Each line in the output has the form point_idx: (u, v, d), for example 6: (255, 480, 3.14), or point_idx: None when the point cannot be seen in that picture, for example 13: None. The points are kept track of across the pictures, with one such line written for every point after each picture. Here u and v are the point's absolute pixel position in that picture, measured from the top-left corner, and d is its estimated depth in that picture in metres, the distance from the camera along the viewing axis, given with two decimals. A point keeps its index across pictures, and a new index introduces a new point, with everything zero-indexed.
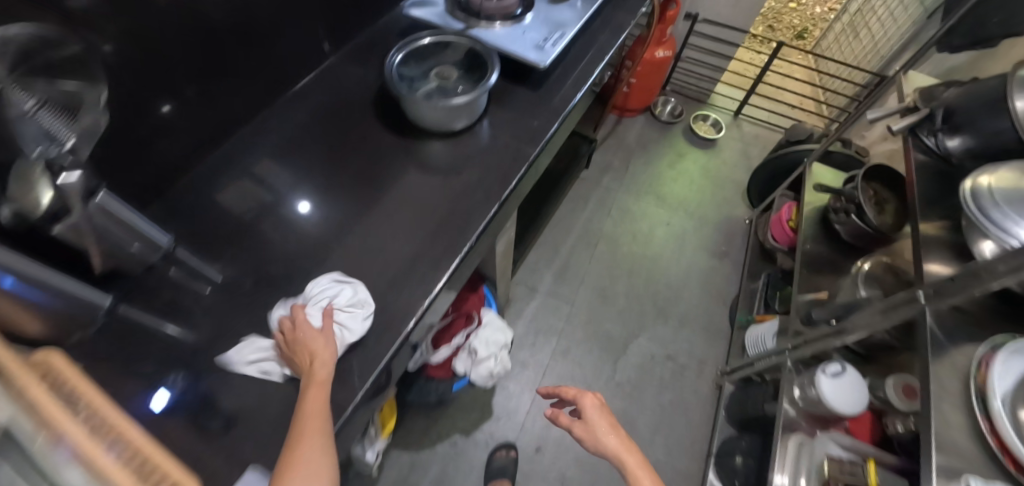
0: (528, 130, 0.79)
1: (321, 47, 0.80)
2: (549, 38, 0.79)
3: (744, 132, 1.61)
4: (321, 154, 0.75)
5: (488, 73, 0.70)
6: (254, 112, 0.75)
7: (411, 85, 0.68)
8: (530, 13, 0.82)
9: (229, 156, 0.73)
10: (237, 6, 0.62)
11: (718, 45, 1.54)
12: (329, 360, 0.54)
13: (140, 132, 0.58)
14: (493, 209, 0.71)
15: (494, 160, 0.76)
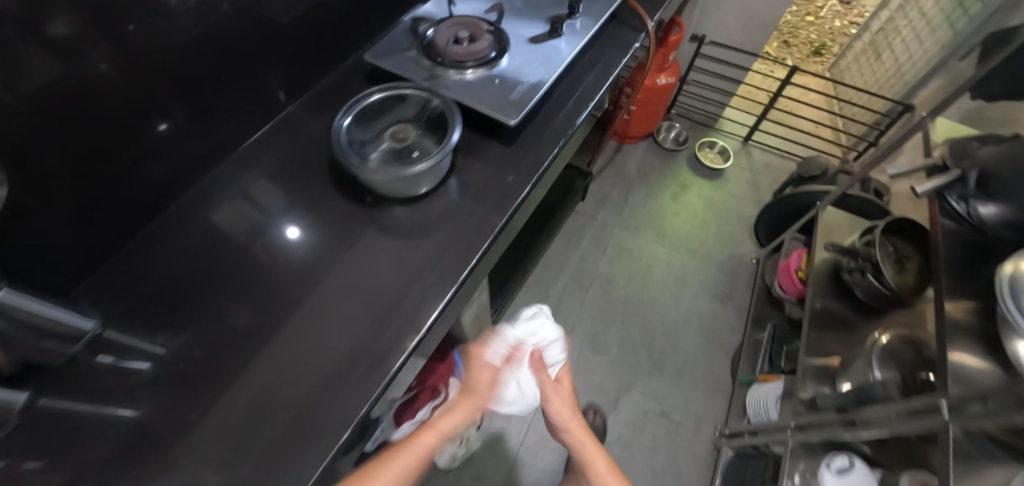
0: (502, 189, 0.72)
1: (276, 96, 0.76)
2: (524, 86, 0.71)
3: (753, 161, 1.51)
4: (272, 216, 0.69)
5: (449, 130, 0.62)
6: (215, 156, 0.72)
7: (364, 153, 0.61)
8: (506, 57, 0.74)
9: (175, 219, 0.68)
10: (228, 25, 0.61)
11: (726, 68, 1.44)
12: (480, 394, 0.59)
13: (132, 152, 0.58)
14: (455, 284, 0.64)
15: (461, 225, 0.68)
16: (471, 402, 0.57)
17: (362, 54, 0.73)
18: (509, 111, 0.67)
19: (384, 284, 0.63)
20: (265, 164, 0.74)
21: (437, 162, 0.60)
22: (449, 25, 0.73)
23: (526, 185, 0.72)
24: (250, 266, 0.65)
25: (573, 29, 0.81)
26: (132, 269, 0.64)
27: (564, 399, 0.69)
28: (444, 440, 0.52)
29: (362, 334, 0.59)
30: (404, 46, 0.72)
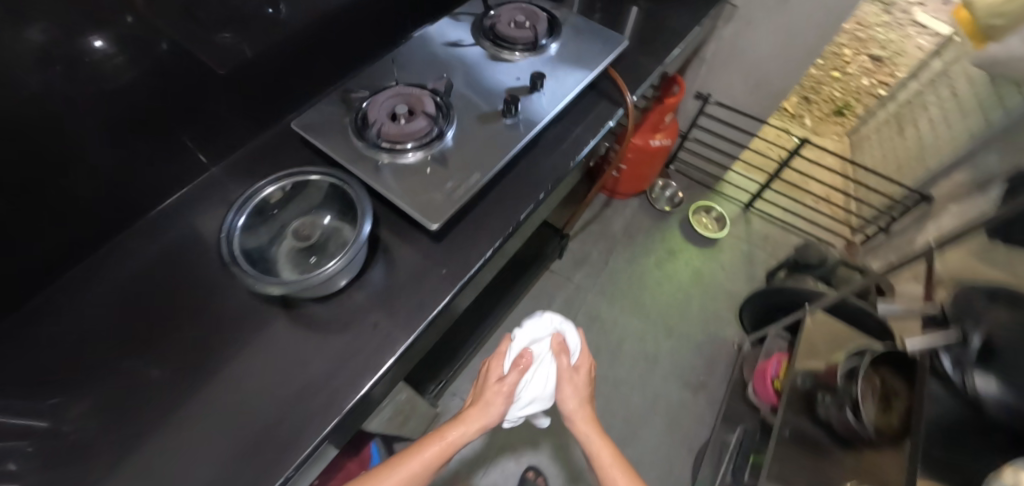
0: (424, 289, 0.63)
1: (196, 158, 0.71)
2: (459, 175, 0.62)
3: (751, 231, 1.41)
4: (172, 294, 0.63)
5: (359, 217, 0.56)
6: (169, 190, 0.70)
7: (262, 260, 0.54)
8: (449, 137, 0.65)
9: (71, 286, 0.64)
10: (207, 49, 0.62)
11: (730, 131, 1.33)
12: (490, 408, 0.65)
13: (107, 162, 0.60)
14: (346, 407, 0.55)
15: (369, 329, 0.60)
16: (481, 419, 0.64)
17: (291, 122, 0.66)
18: (432, 208, 0.58)
19: (269, 396, 0.55)
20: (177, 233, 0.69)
21: (351, 261, 0.54)
22: (388, 97, 0.65)
23: (451, 287, 0.62)
24: (136, 351, 0.59)
25: (535, 102, 0.71)
26: (14, 343, 0.59)
27: (579, 386, 0.74)
28: (478, 425, 0.63)
29: (223, 461, 0.51)
30: (337, 119, 0.66)
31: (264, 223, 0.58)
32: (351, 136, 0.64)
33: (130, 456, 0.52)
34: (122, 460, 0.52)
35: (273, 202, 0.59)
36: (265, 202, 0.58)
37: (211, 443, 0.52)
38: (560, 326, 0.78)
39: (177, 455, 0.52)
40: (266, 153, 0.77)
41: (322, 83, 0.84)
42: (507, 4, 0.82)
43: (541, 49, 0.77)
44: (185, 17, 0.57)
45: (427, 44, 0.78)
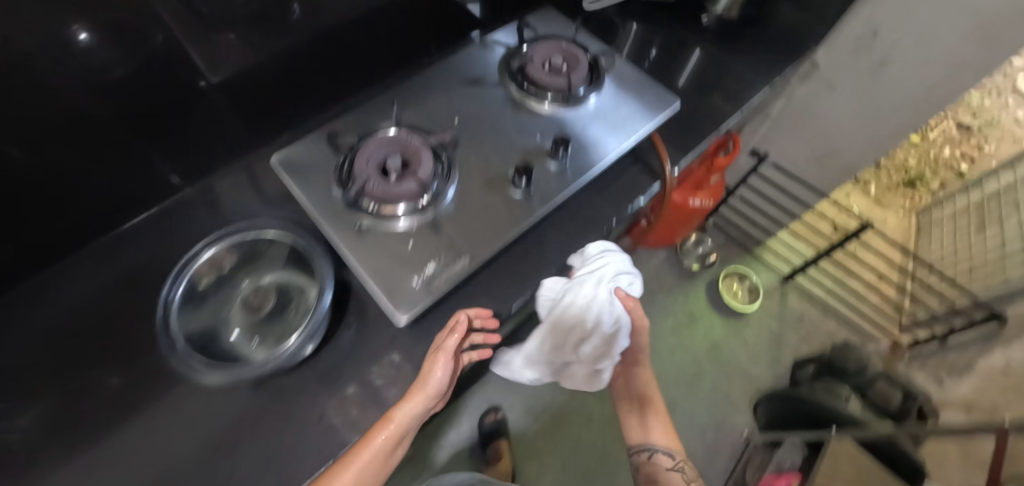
0: (385, 384, 0.53)
1: (167, 179, 0.64)
2: (445, 255, 0.53)
3: (786, 308, 1.28)
4: (104, 335, 0.55)
5: (319, 286, 0.50)
6: (133, 206, 0.62)
7: (206, 345, 0.47)
8: (445, 199, 0.56)
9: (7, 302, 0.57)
10: (196, 58, 0.54)
11: (782, 196, 1.19)
12: (432, 376, 0.50)
13: (61, 171, 0.52)
14: None
15: (307, 419, 0.50)
16: (425, 393, 0.50)
17: (272, 155, 0.58)
18: (407, 294, 0.50)
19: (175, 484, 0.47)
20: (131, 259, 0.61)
21: (314, 336, 0.48)
22: (382, 146, 0.57)
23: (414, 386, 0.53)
24: (52, 394, 0.51)
25: (555, 171, 0.60)
26: None
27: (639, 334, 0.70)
28: (424, 393, 0.50)
29: None
30: (323, 162, 0.57)
31: (204, 304, 0.51)
32: (332, 186, 0.55)
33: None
34: None
35: (210, 275, 0.51)
36: (201, 281, 0.51)
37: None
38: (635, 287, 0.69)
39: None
40: (249, 175, 0.69)
41: (326, 99, 0.75)
42: (543, 40, 0.71)
43: (575, 101, 0.66)
44: (153, 24, 0.48)
45: (444, 77, 0.67)
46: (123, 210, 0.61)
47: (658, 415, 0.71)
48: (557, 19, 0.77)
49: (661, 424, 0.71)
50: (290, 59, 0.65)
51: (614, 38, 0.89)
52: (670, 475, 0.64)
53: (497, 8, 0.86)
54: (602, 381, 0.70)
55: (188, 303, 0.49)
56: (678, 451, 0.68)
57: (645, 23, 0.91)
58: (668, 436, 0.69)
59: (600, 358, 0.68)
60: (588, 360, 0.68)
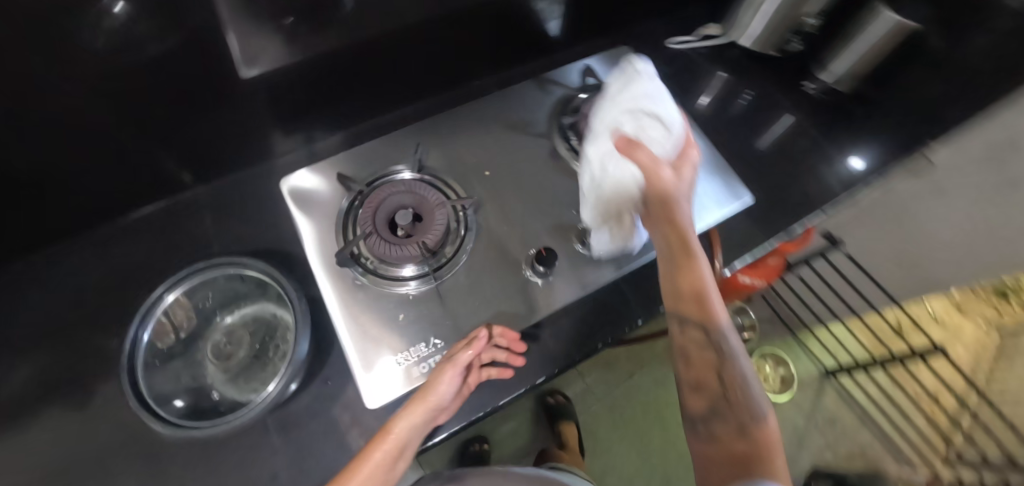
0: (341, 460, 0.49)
1: (180, 176, 0.61)
2: (434, 342, 0.48)
3: (819, 405, 1.19)
4: (101, 335, 0.56)
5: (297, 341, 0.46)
6: (143, 199, 0.60)
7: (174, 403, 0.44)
8: (455, 266, 0.50)
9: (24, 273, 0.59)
10: (211, 67, 0.49)
11: (847, 290, 1.04)
12: (439, 386, 0.42)
13: (57, 163, 0.49)
14: None
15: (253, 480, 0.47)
16: (426, 403, 0.42)
17: (283, 178, 0.55)
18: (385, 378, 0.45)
19: None
20: (132, 255, 0.60)
21: (297, 376, 0.45)
22: (394, 193, 0.50)
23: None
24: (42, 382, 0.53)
25: (579, 260, 0.52)
26: None
27: (652, 184, 0.43)
28: (430, 407, 0.42)
29: None
30: (333, 201, 0.52)
31: (165, 367, 0.46)
32: (336, 230, 0.50)
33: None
34: None
35: (169, 337, 0.47)
36: (159, 342, 0.46)
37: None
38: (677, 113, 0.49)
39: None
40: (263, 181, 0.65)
41: (364, 109, 0.69)
42: None
43: None
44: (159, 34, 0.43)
45: (485, 120, 0.60)
46: (131, 205, 0.60)
47: (703, 271, 0.42)
48: (631, 67, 0.67)
49: (705, 280, 0.42)
50: (324, 73, 0.58)
51: (692, 93, 0.78)
52: (700, 352, 0.42)
53: (570, 34, 0.76)
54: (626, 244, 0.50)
55: (155, 352, 0.45)
56: (711, 318, 0.41)
57: (732, 80, 0.79)
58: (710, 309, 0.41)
59: (599, 207, 0.48)
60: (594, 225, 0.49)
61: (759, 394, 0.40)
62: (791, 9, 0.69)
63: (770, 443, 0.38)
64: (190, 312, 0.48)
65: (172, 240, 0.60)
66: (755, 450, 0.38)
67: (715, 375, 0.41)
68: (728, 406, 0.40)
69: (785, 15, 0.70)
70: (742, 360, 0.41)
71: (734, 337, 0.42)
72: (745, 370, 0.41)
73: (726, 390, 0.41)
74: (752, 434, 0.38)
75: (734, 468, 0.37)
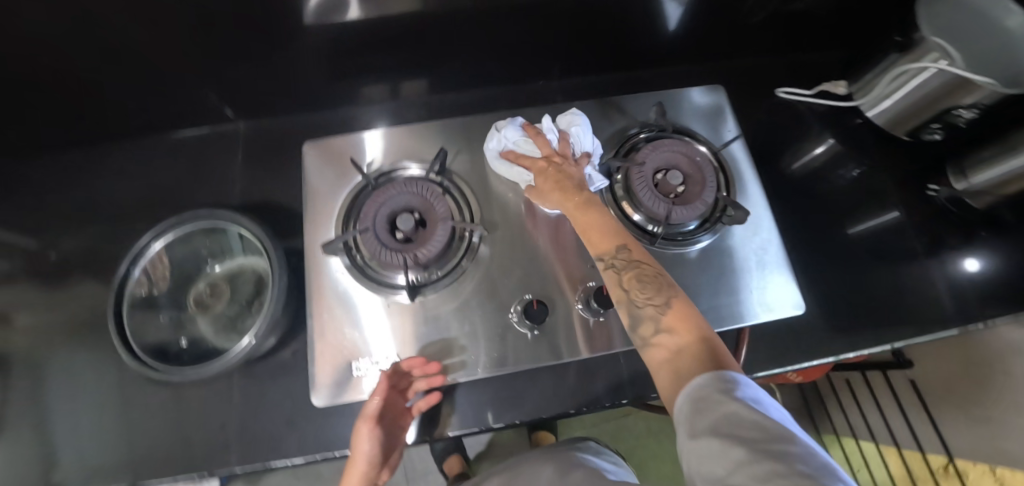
0: (286, 433, 0.50)
1: (223, 109, 0.61)
2: (396, 357, 0.46)
3: None
4: (130, 238, 0.61)
5: (270, 300, 0.46)
6: (189, 121, 0.62)
7: (150, 347, 0.45)
8: (445, 283, 0.47)
9: (85, 162, 0.64)
10: (255, 12, 0.47)
11: (895, 417, 0.90)
12: (358, 445, 0.42)
13: (109, 68, 0.52)
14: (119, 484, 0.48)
15: (205, 418, 0.51)
16: (361, 467, 0.42)
17: (307, 142, 0.54)
18: (343, 377, 0.45)
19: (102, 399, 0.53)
20: (168, 170, 0.62)
21: (271, 331, 0.46)
22: (404, 192, 0.48)
23: (306, 452, 0.49)
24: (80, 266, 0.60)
25: (576, 319, 0.47)
26: (24, 185, 0.63)
27: (540, 197, 0.47)
28: (370, 465, 0.43)
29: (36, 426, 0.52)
30: (349, 181, 0.51)
31: (155, 307, 0.48)
32: (343, 212, 0.49)
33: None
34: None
35: (158, 283, 0.49)
36: (137, 289, 0.47)
37: (34, 438, 0.51)
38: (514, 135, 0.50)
39: (11, 426, 0.52)
40: (300, 131, 0.63)
41: (419, 88, 0.64)
42: (676, 136, 0.53)
43: (663, 242, 0.50)
44: None
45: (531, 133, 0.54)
46: (180, 123, 0.62)
47: (590, 218, 0.43)
48: (708, 111, 0.58)
49: (592, 227, 0.43)
50: (377, 41, 0.54)
51: (787, 156, 0.66)
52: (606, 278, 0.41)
53: (665, 54, 0.66)
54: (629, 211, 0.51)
55: (146, 290, 0.48)
56: (602, 245, 0.42)
57: (839, 154, 0.67)
58: (603, 226, 0.42)
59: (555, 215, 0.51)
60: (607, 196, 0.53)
61: (662, 287, 0.38)
62: (942, 95, 0.54)
63: (693, 329, 0.36)
64: (184, 257, 0.50)
65: (204, 166, 0.62)
66: (681, 344, 0.35)
67: (619, 293, 0.40)
68: (639, 308, 0.38)
69: (932, 100, 0.56)
70: (640, 262, 0.40)
71: (624, 248, 0.41)
72: (644, 270, 0.40)
73: (629, 295, 0.39)
74: (672, 328, 0.36)
75: (673, 359, 0.35)
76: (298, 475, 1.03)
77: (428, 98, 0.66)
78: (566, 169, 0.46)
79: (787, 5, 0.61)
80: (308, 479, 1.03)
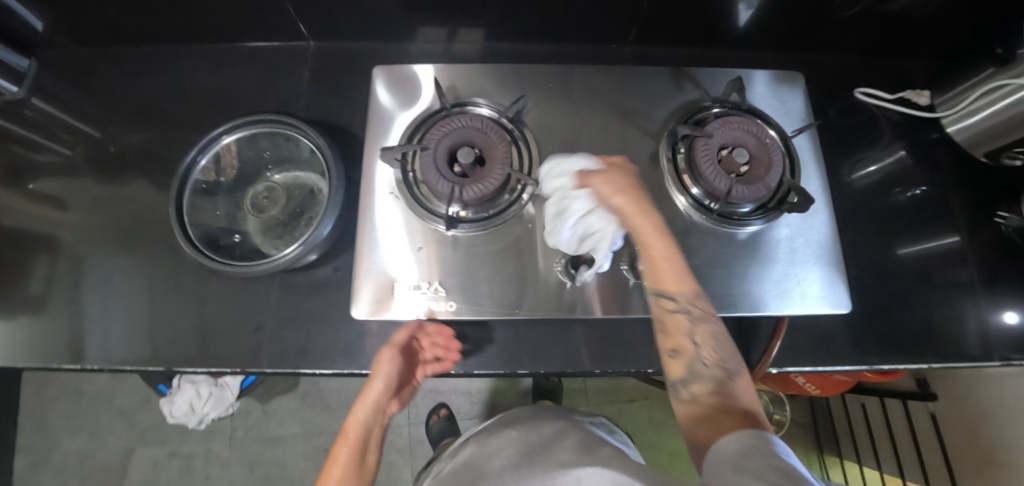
0: (315, 347, 0.52)
1: (296, 26, 0.61)
2: (436, 287, 0.47)
3: None
4: (190, 141, 0.63)
5: (323, 213, 0.47)
6: (261, 34, 0.62)
7: (202, 235, 0.47)
8: (492, 222, 0.48)
9: (156, 59, 0.66)
10: None
11: (906, 447, 0.89)
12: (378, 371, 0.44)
13: None
14: (157, 367, 0.52)
15: (240, 320, 0.53)
16: (375, 394, 0.44)
17: (377, 66, 0.54)
18: (381, 295, 0.46)
19: (150, 285, 0.56)
20: (232, 81, 0.63)
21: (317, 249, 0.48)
22: (470, 125, 0.47)
23: (336, 366, 0.51)
24: (141, 159, 0.63)
25: (615, 281, 0.47)
26: (99, 74, 0.66)
27: (602, 188, 0.44)
28: (383, 393, 0.45)
29: (87, 300, 0.56)
30: (416, 108, 0.51)
31: (210, 198, 0.49)
32: (404, 135, 0.49)
33: (55, 262, 0.58)
34: (56, 233, 0.59)
35: (219, 175, 0.50)
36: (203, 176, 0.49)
37: (85, 313, 0.55)
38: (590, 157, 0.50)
39: (64, 299, 0.56)
40: (367, 60, 0.63)
41: (485, 34, 0.63)
42: (751, 116, 0.51)
43: (717, 219, 0.49)
44: None
45: (600, 93, 0.53)
46: (250, 36, 0.63)
47: (661, 251, 0.42)
48: (790, 98, 0.56)
49: (667, 261, 0.42)
50: None
51: (852, 161, 0.64)
52: (672, 318, 0.42)
53: (745, 35, 0.64)
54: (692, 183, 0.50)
55: (207, 179, 0.49)
56: (683, 289, 0.42)
57: (908, 167, 0.64)
58: (678, 265, 0.42)
59: (580, 235, 0.45)
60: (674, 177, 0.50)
61: (729, 353, 0.41)
62: None
63: (745, 398, 0.39)
64: (249, 156, 0.51)
65: (269, 81, 0.62)
66: (735, 405, 0.38)
67: (687, 340, 0.41)
68: (703, 365, 0.41)
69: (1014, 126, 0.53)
70: (712, 319, 0.42)
71: (701, 301, 0.42)
72: (715, 328, 0.42)
73: (697, 351, 0.41)
74: (733, 390, 0.40)
75: (725, 417, 0.37)
76: (306, 401, 1.08)
77: (494, 46, 0.65)
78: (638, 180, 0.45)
79: (881, 5, 0.58)
80: (314, 406, 1.08)
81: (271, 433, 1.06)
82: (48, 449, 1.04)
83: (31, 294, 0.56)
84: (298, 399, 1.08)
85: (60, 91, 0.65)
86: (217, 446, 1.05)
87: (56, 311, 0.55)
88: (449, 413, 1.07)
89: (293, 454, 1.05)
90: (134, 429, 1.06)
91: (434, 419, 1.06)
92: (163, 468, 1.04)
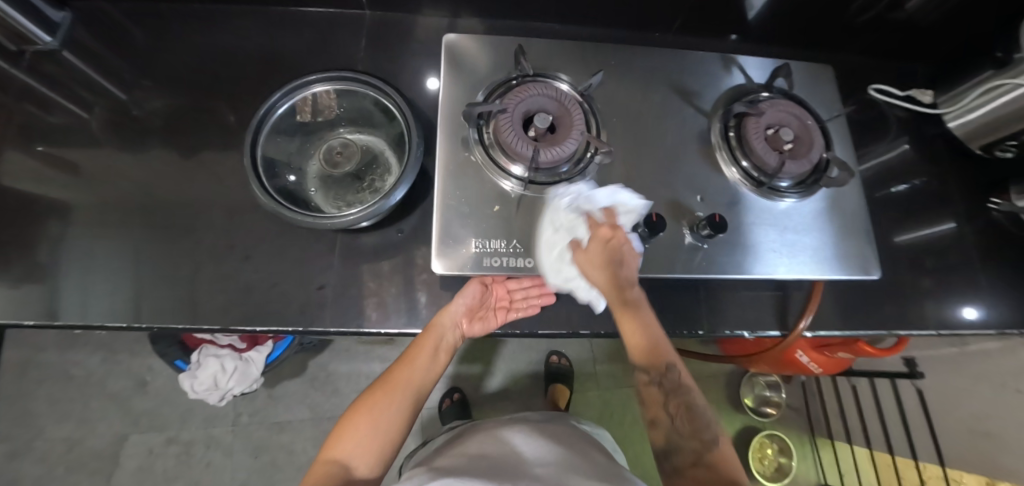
0: (376, 306, 0.52)
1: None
2: (514, 245, 0.48)
3: None
4: (232, 100, 0.61)
5: (404, 167, 0.47)
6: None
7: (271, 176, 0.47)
8: (561, 189, 0.49)
9: (198, 19, 0.64)
10: None
11: (895, 422, 0.97)
12: (464, 292, 0.52)
13: None
14: (207, 325, 0.51)
15: (295, 281, 0.53)
16: (455, 309, 0.52)
17: (448, 35, 0.55)
18: (452, 249, 0.47)
19: (196, 244, 0.55)
20: (283, 46, 0.63)
21: (373, 218, 0.46)
22: (545, 94, 0.50)
23: (398, 325, 0.52)
24: (177, 117, 0.61)
25: (676, 243, 0.50)
26: (131, 30, 0.64)
27: (586, 265, 0.47)
28: (464, 307, 0.53)
29: (123, 259, 0.54)
30: (490, 74, 0.53)
31: (281, 144, 0.50)
32: (478, 99, 0.51)
33: (87, 221, 0.55)
34: (85, 191, 0.57)
35: (306, 116, 0.52)
36: (297, 116, 0.51)
37: (123, 273, 0.53)
38: (606, 198, 0.49)
39: (96, 258, 0.54)
40: (422, 32, 0.65)
41: (539, 13, 0.66)
42: (797, 104, 0.56)
43: (762, 190, 0.53)
44: None
45: (656, 71, 0.57)
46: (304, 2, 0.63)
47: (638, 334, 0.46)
48: (828, 90, 0.61)
49: (644, 341, 0.46)
50: None
51: (866, 149, 0.70)
52: (649, 391, 0.48)
53: (771, 32, 0.70)
54: (739, 161, 0.53)
55: (294, 117, 0.51)
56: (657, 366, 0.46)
57: (916, 158, 0.70)
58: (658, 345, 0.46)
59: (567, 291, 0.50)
60: (727, 149, 0.54)
61: (702, 429, 0.46)
62: (1019, 118, 0.59)
63: (727, 466, 0.44)
64: (338, 108, 0.53)
65: (323, 47, 0.63)
66: (717, 472, 0.43)
67: (662, 412, 0.47)
68: (681, 437, 0.46)
69: (1007, 122, 0.61)
70: (686, 393, 0.47)
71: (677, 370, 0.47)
72: (689, 401, 0.47)
73: (674, 425, 0.46)
74: (707, 456, 0.44)
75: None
76: (315, 385, 1.07)
77: (543, 27, 0.68)
78: (623, 253, 0.46)
79: (890, 13, 0.65)
80: (324, 391, 1.07)
81: (277, 418, 1.04)
82: (32, 437, 0.99)
83: (60, 252, 0.54)
84: (306, 383, 1.07)
85: (91, 46, 0.63)
86: (219, 432, 1.02)
87: (91, 271, 0.53)
88: (462, 397, 1.13)
89: (302, 439, 1.03)
90: (127, 415, 1.02)
91: (447, 402, 1.12)
92: (160, 455, 1.01)
